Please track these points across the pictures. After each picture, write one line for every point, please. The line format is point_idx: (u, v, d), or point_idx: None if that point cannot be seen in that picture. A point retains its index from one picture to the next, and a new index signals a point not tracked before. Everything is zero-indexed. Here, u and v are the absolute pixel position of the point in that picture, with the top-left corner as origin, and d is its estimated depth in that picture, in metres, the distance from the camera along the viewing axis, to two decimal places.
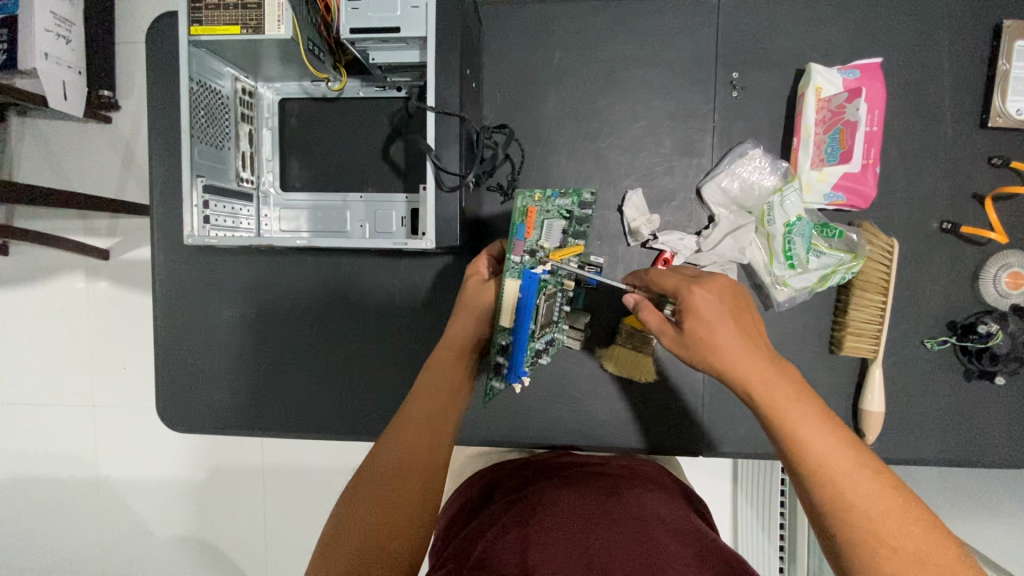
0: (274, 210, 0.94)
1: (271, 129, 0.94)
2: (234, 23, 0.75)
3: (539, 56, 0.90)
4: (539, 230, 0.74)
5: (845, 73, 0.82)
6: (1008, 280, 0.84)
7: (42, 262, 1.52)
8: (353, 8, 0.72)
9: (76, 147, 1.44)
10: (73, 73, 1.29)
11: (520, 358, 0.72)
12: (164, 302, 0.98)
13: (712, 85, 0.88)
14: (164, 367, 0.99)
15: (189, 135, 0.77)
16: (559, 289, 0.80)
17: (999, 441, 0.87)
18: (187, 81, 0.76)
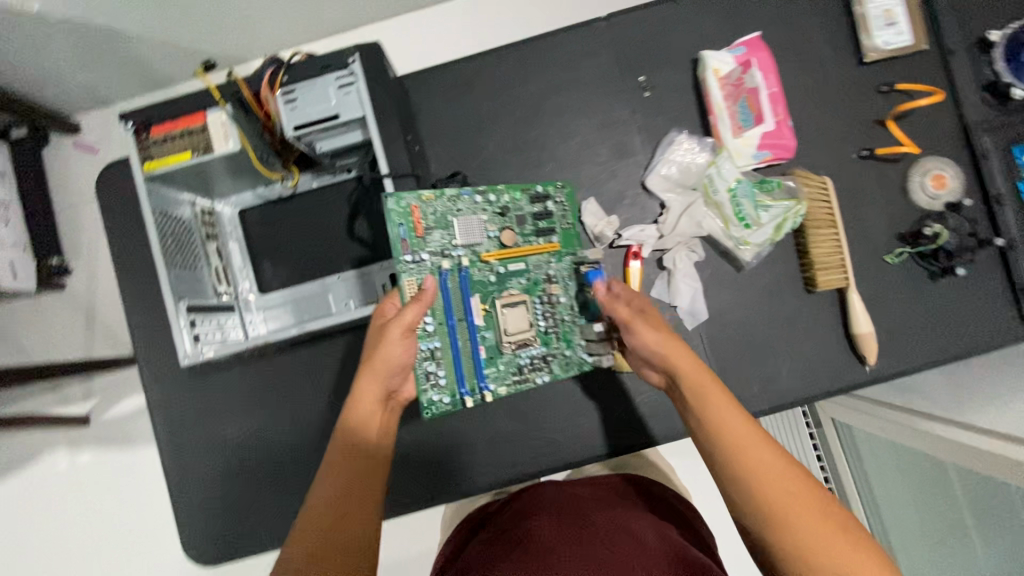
0: (258, 314, 0.96)
1: (237, 239, 0.98)
2: (184, 150, 0.79)
3: (468, 109, 0.98)
4: (449, 231, 0.81)
5: (733, 52, 0.93)
6: (933, 183, 0.93)
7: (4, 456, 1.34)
8: (291, 108, 0.78)
9: (35, 321, 1.40)
10: (18, 250, 1.27)
11: (459, 363, 0.79)
12: (172, 439, 0.96)
13: (626, 93, 0.97)
14: (187, 504, 0.96)
15: (163, 262, 0.79)
16: (549, 288, 0.85)
17: (980, 327, 0.93)
18: (151, 214, 0.79)
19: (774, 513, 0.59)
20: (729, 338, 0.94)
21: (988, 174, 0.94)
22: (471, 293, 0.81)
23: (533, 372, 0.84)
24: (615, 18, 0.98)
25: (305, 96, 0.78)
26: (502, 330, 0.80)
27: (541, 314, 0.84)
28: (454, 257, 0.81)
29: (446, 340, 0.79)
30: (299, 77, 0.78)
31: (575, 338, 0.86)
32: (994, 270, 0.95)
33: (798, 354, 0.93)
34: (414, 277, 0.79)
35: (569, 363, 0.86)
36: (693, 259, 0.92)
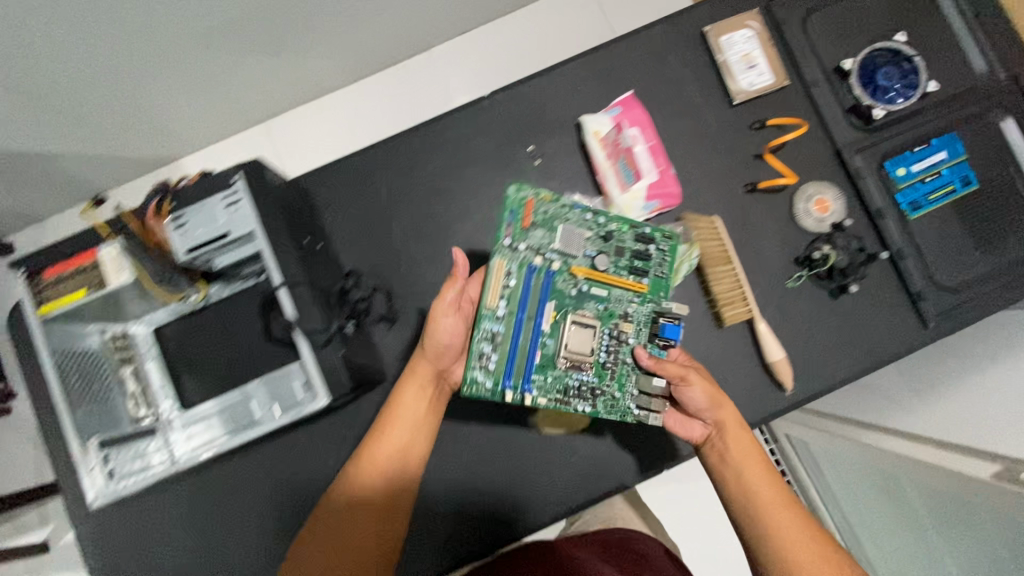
0: (182, 430, 0.95)
1: (155, 358, 0.97)
2: (79, 288, 0.80)
3: (370, 198, 1.01)
4: (551, 232, 0.85)
5: (609, 113, 0.99)
6: (816, 207, 0.98)
7: None
8: (181, 232, 0.79)
9: None
10: None
11: (511, 366, 0.81)
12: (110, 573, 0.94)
13: (518, 163, 1.02)
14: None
15: (66, 406, 0.78)
16: (622, 325, 0.85)
17: (886, 336, 0.98)
18: (49, 358, 0.78)
19: (788, 550, 0.74)
20: None
21: (865, 191, 0.99)
22: (546, 298, 0.83)
23: (573, 399, 0.83)
24: (497, 95, 1.03)
25: (194, 219, 0.80)
26: (563, 343, 0.81)
27: (608, 338, 0.84)
28: (547, 258, 0.84)
29: (510, 333, 0.82)
30: (185, 202, 0.80)
31: (628, 382, 0.84)
32: (887, 280, 0.99)
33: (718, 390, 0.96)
34: (506, 260, 0.83)
35: (610, 404, 0.84)
36: None
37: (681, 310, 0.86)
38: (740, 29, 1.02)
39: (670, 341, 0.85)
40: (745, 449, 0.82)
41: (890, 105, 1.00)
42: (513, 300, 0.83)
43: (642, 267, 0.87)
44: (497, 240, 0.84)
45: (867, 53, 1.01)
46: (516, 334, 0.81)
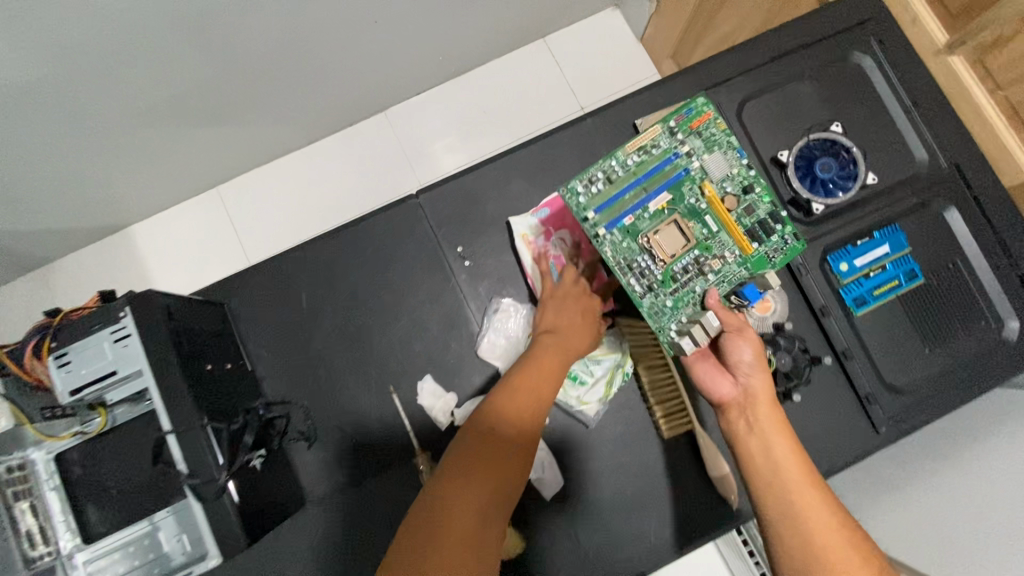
0: (84, 568, 0.88)
1: (56, 487, 0.90)
2: None
3: (290, 306, 0.96)
4: (714, 143, 0.89)
5: (538, 215, 0.97)
6: (758, 307, 0.94)
7: None
8: (66, 372, 0.75)
9: None
10: None
11: (652, 204, 0.87)
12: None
13: (447, 264, 0.98)
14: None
15: None
16: (712, 260, 0.86)
17: (835, 441, 0.93)
18: None
19: (811, 522, 0.68)
20: (587, 501, 0.91)
21: (807, 289, 0.95)
22: (668, 187, 0.88)
23: (626, 275, 0.87)
24: (425, 194, 0.99)
25: (81, 358, 0.75)
26: (649, 231, 0.87)
27: (686, 261, 0.86)
28: (695, 159, 0.89)
29: (674, 181, 0.88)
30: (71, 339, 0.75)
31: (679, 307, 0.86)
32: (834, 382, 0.95)
33: (659, 507, 0.91)
34: (663, 133, 0.90)
35: (655, 311, 0.86)
36: None
37: (773, 280, 0.85)
38: None
39: (746, 300, 0.84)
40: (773, 424, 0.77)
41: (829, 198, 0.96)
42: (663, 179, 0.88)
43: (781, 239, 0.86)
44: (691, 102, 0.91)
45: (804, 145, 0.98)
46: (676, 177, 0.88)
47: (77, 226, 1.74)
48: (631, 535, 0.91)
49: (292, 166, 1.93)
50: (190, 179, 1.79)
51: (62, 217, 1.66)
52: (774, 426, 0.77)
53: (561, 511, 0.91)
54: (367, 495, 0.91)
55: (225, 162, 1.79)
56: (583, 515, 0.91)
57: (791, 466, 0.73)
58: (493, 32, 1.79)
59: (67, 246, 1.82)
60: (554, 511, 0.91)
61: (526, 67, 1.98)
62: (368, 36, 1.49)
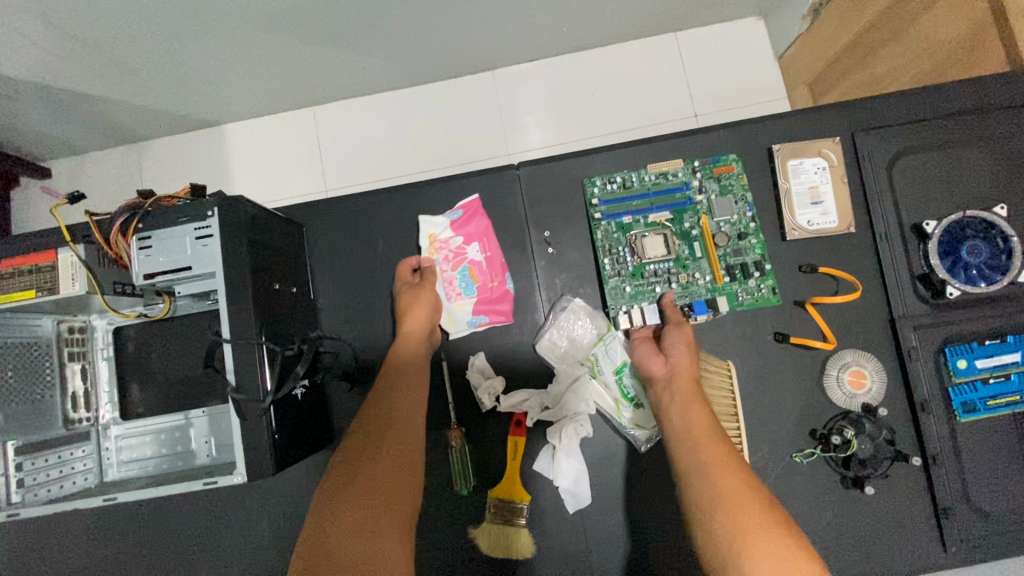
0: (115, 441, 0.91)
1: (108, 358, 0.93)
2: (29, 287, 0.75)
3: (364, 246, 0.94)
4: (723, 191, 0.90)
5: (449, 217, 0.93)
6: (850, 380, 0.85)
7: None
8: (144, 255, 0.75)
9: None
10: None
11: (652, 212, 0.89)
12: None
13: (528, 246, 0.93)
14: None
15: None
16: (680, 274, 0.89)
17: (895, 547, 0.84)
18: None
19: (721, 487, 0.68)
20: (611, 527, 0.86)
21: (912, 375, 0.86)
22: (671, 209, 0.89)
23: (601, 254, 0.90)
24: (525, 167, 0.94)
25: (160, 245, 0.74)
26: (631, 231, 0.89)
27: (653, 267, 0.89)
28: (697, 190, 0.90)
29: (683, 204, 0.89)
30: (156, 225, 0.74)
31: (633, 298, 0.89)
32: (912, 484, 0.85)
33: (685, 558, 0.85)
34: (687, 161, 0.91)
35: (614, 292, 0.89)
36: (577, 435, 0.84)
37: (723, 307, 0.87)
38: (813, 156, 0.90)
39: (694, 313, 0.87)
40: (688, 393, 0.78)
41: (969, 285, 0.85)
42: (667, 198, 0.90)
43: (755, 287, 0.89)
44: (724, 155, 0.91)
45: (955, 219, 0.86)
46: (684, 204, 0.89)
47: (177, 113, 1.79)
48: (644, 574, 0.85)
49: (389, 103, 1.91)
50: (288, 93, 1.80)
51: (165, 101, 1.71)
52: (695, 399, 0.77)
53: (580, 529, 0.86)
54: None
55: (324, 84, 1.78)
56: (604, 543, 0.86)
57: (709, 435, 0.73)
58: (624, 14, 1.68)
59: (164, 129, 1.88)
60: (573, 525, 0.86)
61: (647, 59, 1.87)
62: None
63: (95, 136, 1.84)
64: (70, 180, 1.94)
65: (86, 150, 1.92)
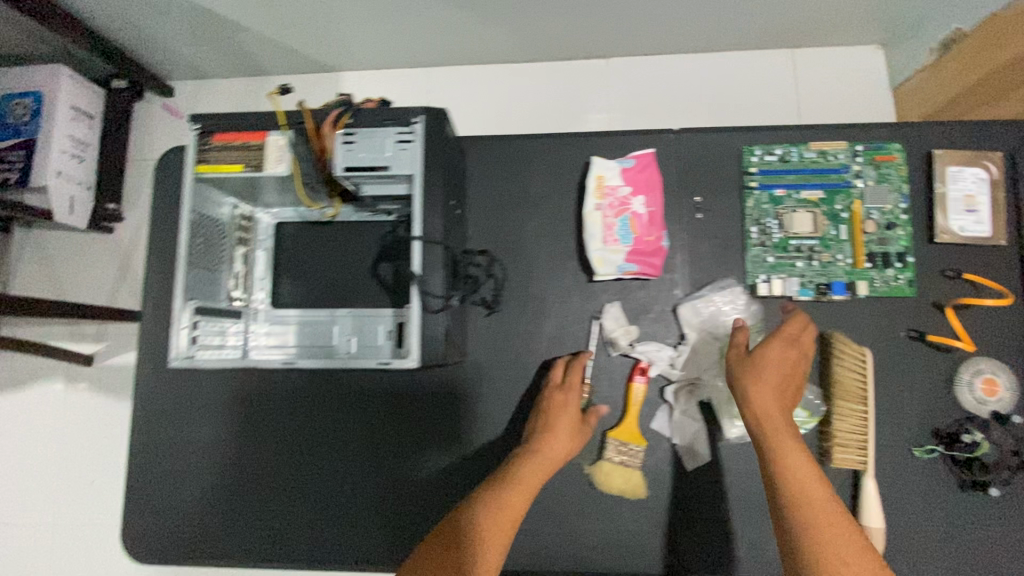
0: (263, 325, 0.96)
1: (265, 250, 0.99)
2: (237, 162, 0.81)
3: (518, 184, 0.97)
4: (882, 179, 0.92)
5: (622, 163, 0.91)
6: (983, 386, 0.86)
7: (21, 371, 1.89)
8: (347, 149, 0.79)
9: (75, 261, 1.97)
10: (80, 189, 1.84)
11: (806, 188, 0.91)
12: (143, 415, 1.00)
13: (678, 208, 0.94)
14: (138, 485, 0.98)
15: (186, 263, 0.81)
16: (824, 252, 0.91)
17: (1004, 556, 0.85)
18: (188, 213, 0.81)
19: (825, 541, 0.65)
20: (722, 487, 0.87)
21: None
22: (825, 188, 0.92)
23: (750, 221, 0.92)
24: (685, 133, 0.95)
25: (363, 142, 0.79)
26: (783, 203, 0.92)
27: (799, 241, 0.91)
28: (854, 175, 0.92)
29: (837, 185, 0.91)
30: (361, 124, 0.80)
31: (774, 268, 0.91)
32: None
33: None
34: (849, 145, 0.92)
35: (756, 260, 0.91)
36: (692, 396, 0.89)
37: (861, 291, 0.89)
38: (974, 166, 0.91)
39: (831, 292, 0.89)
40: (799, 458, 0.72)
41: None
42: (824, 177, 0.92)
43: (891, 275, 0.91)
44: (887, 143, 0.93)
45: None
46: (839, 185, 0.91)
47: (303, 52, 1.88)
48: (748, 537, 0.86)
49: (502, 76, 1.98)
50: (412, 51, 1.88)
51: (298, 40, 1.79)
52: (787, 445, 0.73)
53: (691, 484, 0.88)
54: (517, 380, 0.94)
55: (447, 48, 1.86)
56: (713, 503, 0.87)
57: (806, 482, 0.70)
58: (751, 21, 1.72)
59: (286, 67, 1.97)
60: (684, 479, 0.88)
61: (763, 71, 1.89)
62: None
63: (222, 62, 1.93)
64: (189, 101, 2.04)
65: (209, 75, 2.02)
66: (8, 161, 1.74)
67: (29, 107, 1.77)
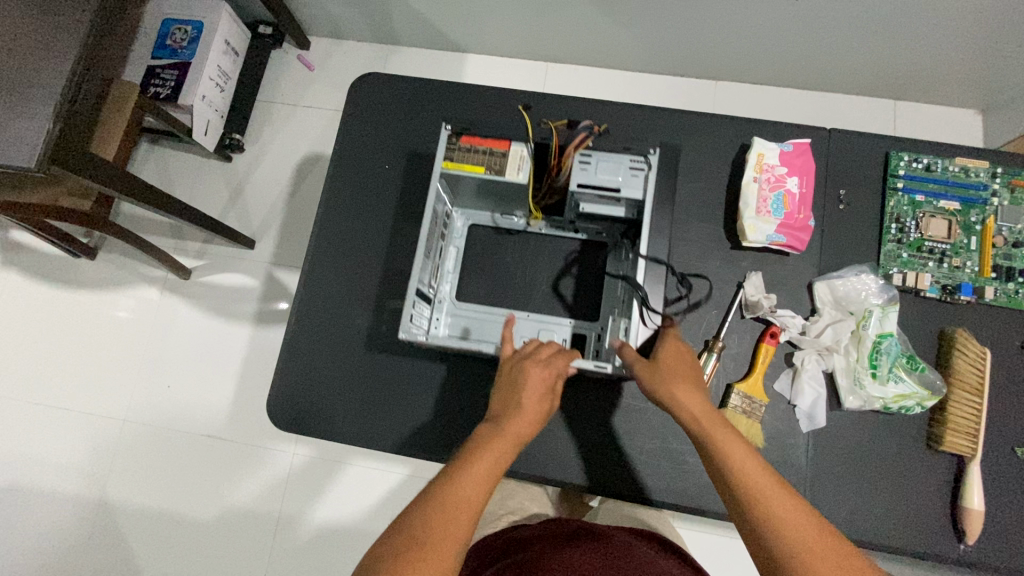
0: (444, 316, 1.02)
1: (456, 247, 1.06)
2: (480, 164, 0.92)
3: (678, 153, 1.07)
4: (1016, 202, 1.00)
5: (781, 147, 1.01)
6: None
7: (136, 271, 2.07)
8: (583, 168, 0.88)
9: (189, 178, 2.10)
10: (215, 114, 2.00)
11: (943, 198, 1.01)
12: (306, 294, 1.07)
13: (823, 197, 1.03)
14: (288, 355, 1.05)
15: (420, 252, 0.90)
16: (955, 257, 0.99)
17: None
18: (431, 203, 0.91)
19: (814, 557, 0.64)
20: (833, 453, 0.94)
21: None
22: (961, 201, 1.01)
23: (889, 219, 1.01)
24: (837, 133, 1.05)
25: (600, 164, 0.88)
26: (922, 208, 1.01)
27: (932, 243, 1.00)
28: (991, 194, 1.01)
29: (973, 201, 1.01)
30: (599, 148, 0.90)
31: (908, 264, 1.00)
32: None
33: (894, 502, 0.93)
34: (988, 167, 1.02)
35: (891, 254, 1.00)
36: (819, 363, 0.95)
37: (988, 295, 0.97)
38: None
39: (959, 292, 0.97)
40: (756, 464, 0.73)
41: None
42: (961, 191, 1.02)
43: (1012, 289, 0.98)
44: None
45: None
46: (975, 200, 1.01)
47: (441, 30, 2.05)
48: (851, 501, 0.93)
49: (614, 81, 2.13)
50: (540, 43, 2.03)
51: (443, 16, 1.96)
52: (743, 453, 0.74)
53: (804, 444, 0.95)
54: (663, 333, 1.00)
55: (573, 46, 2.02)
56: (824, 464, 0.94)
57: (774, 489, 0.70)
58: (852, 69, 1.89)
59: (419, 40, 2.13)
60: (799, 439, 0.95)
61: (858, 115, 2.04)
62: (770, 9, 1.63)
63: (362, 26, 2.10)
64: (321, 57, 2.20)
65: (345, 36, 2.18)
66: (162, 79, 1.89)
67: (188, 34, 1.92)
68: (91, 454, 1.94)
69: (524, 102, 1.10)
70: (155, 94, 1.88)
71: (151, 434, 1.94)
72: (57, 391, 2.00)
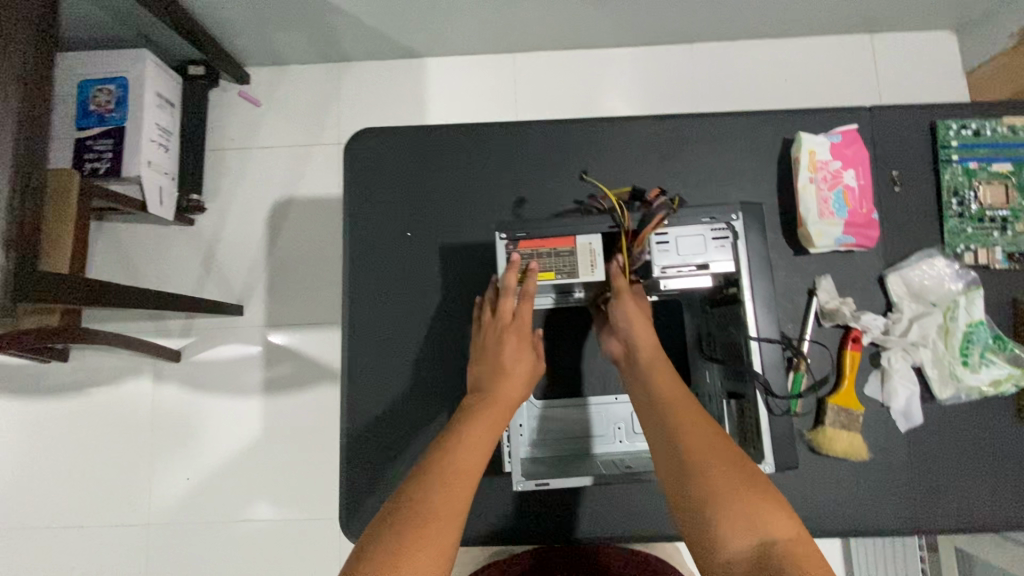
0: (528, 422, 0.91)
1: None
2: (548, 269, 0.79)
3: (720, 161, 0.99)
4: None
5: (830, 139, 0.95)
6: None
7: (119, 364, 1.89)
8: (666, 250, 0.78)
9: (152, 251, 1.90)
10: (167, 177, 1.79)
11: (996, 162, 0.98)
12: (354, 385, 0.96)
13: (876, 182, 0.98)
14: (350, 453, 0.95)
15: None
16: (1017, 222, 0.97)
17: None
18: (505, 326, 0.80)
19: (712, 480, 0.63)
20: (935, 445, 0.93)
21: None
22: (1012, 162, 0.98)
23: (948, 195, 0.97)
24: (878, 110, 1.00)
25: (682, 241, 0.78)
26: (978, 176, 0.97)
27: (994, 211, 0.97)
28: None
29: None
30: (676, 223, 0.79)
31: (974, 237, 0.96)
32: None
33: (998, 481, 0.92)
34: None
35: (955, 231, 0.96)
36: (908, 361, 0.92)
37: None
38: None
39: None
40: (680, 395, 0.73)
41: None
42: (1010, 151, 0.98)
43: None
44: None
45: None
46: None
47: (393, 38, 1.86)
48: (962, 490, 0.91)
49: (587, 61, 2.00)
50: (503, 34, 1.88)
51: (396, 24, 1.78)
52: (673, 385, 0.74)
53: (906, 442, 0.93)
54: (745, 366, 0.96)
55: (539, 33, 1.88)
56: (926, 458, 0.92)
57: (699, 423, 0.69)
58: (830, 11, 1.82)
59: (370, 53, 1.94)
60: (899, 438, 0.93)
61: (839, 55, 1.98)
62: None
63: (306, 48, 1.89)
64: (266, 88, 1.99)
65: (287, 62, 1.97)
66: (96, 151, 1.67)
67: (113, 95, 1.69)
68: (119, 567, 1.80)
69: (562, 171, 1.00)
70: (92, 171, 1.66)
71: (181, 533, 1.81)
72: (63, 510, 1.83)
